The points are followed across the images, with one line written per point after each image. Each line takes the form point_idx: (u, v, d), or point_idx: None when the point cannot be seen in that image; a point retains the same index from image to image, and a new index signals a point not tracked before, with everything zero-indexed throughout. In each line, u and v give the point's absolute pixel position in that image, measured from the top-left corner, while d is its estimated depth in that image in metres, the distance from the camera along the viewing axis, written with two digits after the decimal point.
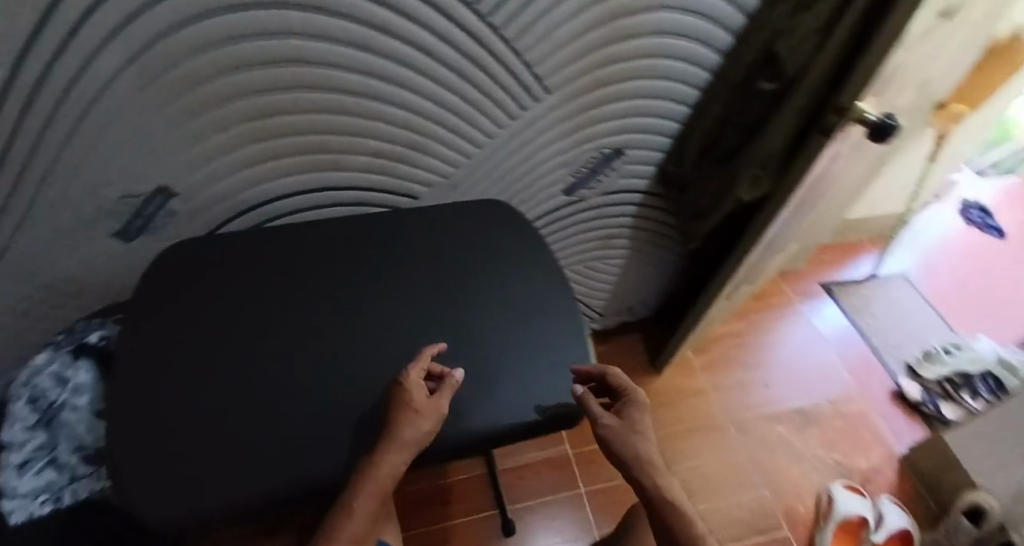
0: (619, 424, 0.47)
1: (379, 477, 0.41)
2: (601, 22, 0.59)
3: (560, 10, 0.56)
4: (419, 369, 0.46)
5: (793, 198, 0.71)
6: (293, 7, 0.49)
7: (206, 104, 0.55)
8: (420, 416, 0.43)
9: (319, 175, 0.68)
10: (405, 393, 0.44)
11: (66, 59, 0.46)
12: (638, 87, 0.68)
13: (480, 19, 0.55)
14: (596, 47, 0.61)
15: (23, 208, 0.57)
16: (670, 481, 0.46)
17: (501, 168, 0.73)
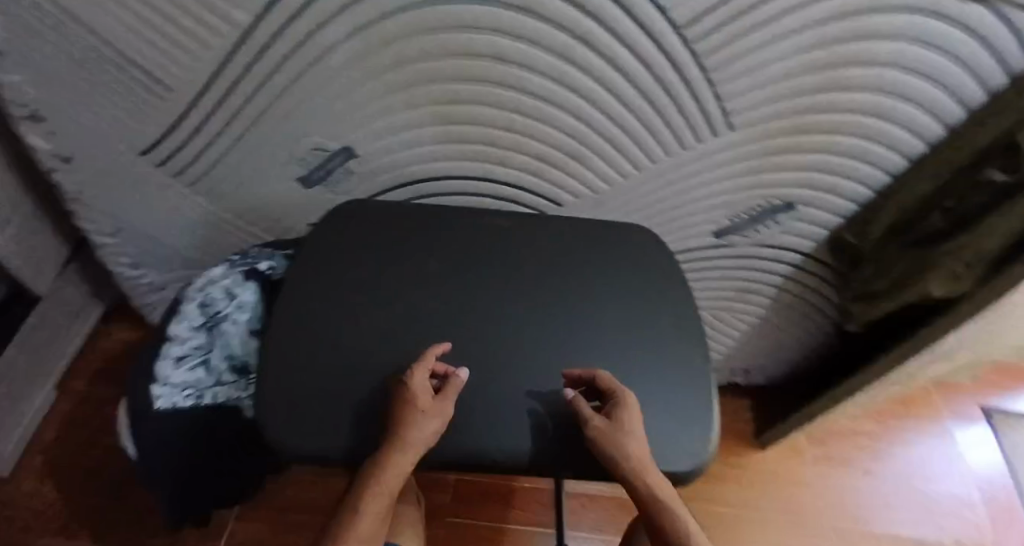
0: (608, 424, 0.44)
1: (386, 477, 0.42)
2: (807, 70, 0.55)
3: (765, 52, 0.53)
4: (425, 367, 0.46)
5: (989, 308, 0.61)
6: (507, 8, 0.51)
7: (404, 83, 0.60)
8: (429, 416, 0.44)
9: (481, 165, 0.71)
10: (412, 391, 0.45)
11: (306, 19, 0.52)
12: (829, 144, 0.63)
13: (682, 47, 0.53)
14: (793, 94, 0.57)
15: (237, 140, 0.66)
16: (663, 482, 0.43)
17: (655, 196, 0.71)
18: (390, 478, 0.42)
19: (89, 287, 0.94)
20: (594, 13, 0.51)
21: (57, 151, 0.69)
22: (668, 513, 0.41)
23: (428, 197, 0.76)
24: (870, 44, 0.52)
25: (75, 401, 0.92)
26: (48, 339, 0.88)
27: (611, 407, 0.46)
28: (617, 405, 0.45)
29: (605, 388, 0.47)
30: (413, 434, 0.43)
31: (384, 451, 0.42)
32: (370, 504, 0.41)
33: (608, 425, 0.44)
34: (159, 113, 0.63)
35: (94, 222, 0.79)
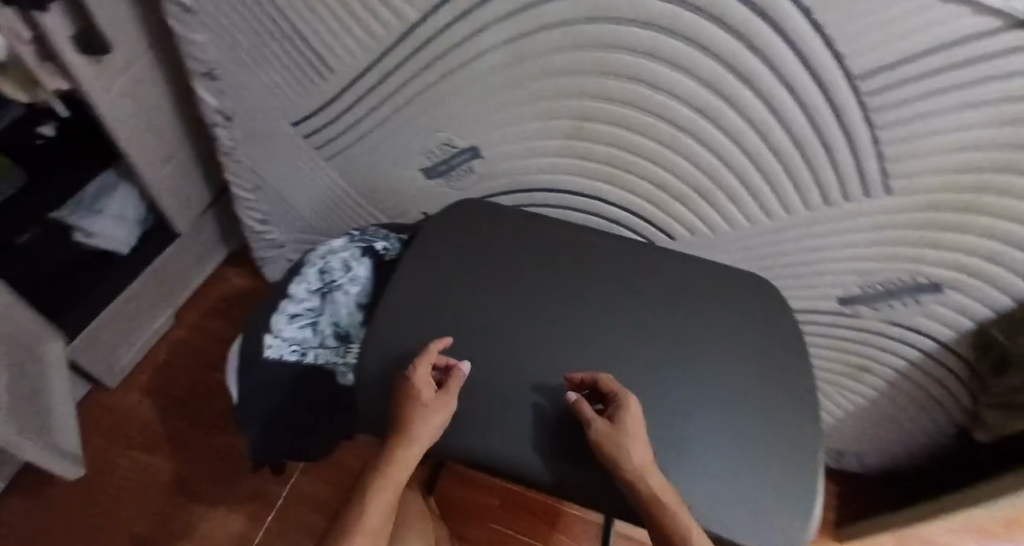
0: (608, 426, 0.44)
1: (394, 469, 0.47)
2: (988, 147, 0.48)
3: (941, 119, 0.47)
4: (427, 362, 0.49)
5: None
6: (669, 35, 0.50)
7: (546, 95, 0.61)
8: (432, 414, 0.47)
9: (603, 187, 0.70)
10: (415, 388, 0.48)
11: (468, 22, 0.55)
12: (997, 231, 0.55)
13: (853, 97, 0.47)
14: (963, 170, 0.50)
15: (376, 125, 0.71)
16: (664, 484, 0.43)
17: (783, 248, 0.67)
18: (396, 470, 0.47)
19: (219, 230, 1.03)
20: (760, 48, 0.47)
21: (221, 109, 0.76)
22: (668, 513, 0.42)
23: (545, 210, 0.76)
24: None
25: (186, 330, 1.00)
26: (177, 271, 0.96)
27: (612, 410, 0.46)
28: (618, 409, 0.45)
29: (609, 391, 0.47)
30: (417, 433, 0.46)
31: (389, 448, 0.46)
32: (379, 492, 0.46)
33: (609, 429, 0.44)
34: (316, 88, 0.69)
35: (237, 176, 0.86)
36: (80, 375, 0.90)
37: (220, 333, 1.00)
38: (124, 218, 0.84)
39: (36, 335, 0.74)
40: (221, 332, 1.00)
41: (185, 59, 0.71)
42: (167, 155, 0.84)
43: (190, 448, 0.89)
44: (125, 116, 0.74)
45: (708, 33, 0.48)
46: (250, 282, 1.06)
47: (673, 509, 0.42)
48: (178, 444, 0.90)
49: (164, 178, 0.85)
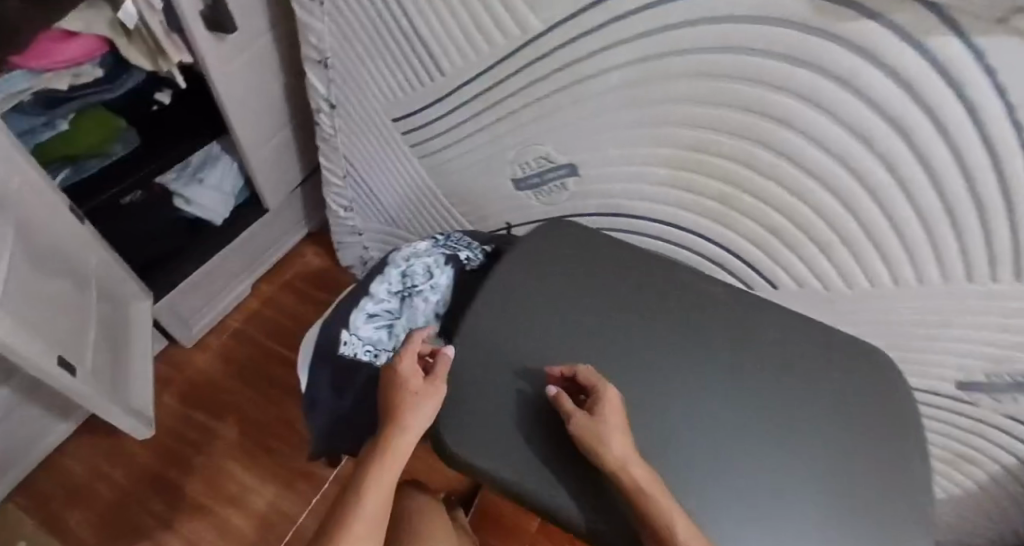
0: (586, 417, 0.46)
1: (388, 464, 0.47)
2: None
3: None
4: (413, 351, 0.51)
5: None
6: (818, 73, 0.46)
7: (663, 121, 0.58)
8: (422, 400, 0.49)
9: (707, 224, 0.66)
10: (403, 377, 0.50)
11: (588, 40, 0.55)
12: None
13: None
14: None
15: (478, 129, 0.70)
16: (647, 473, 0.44)
17: (902, 315, 0.61)
18: (387, 465, 0.47)
19: (304, 209, 1.05)
20: (920, 101, 0.42)
21: (327, 96, 0.80)
22: (650, 500, 0.42)
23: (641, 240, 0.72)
24: None
25: (260, 302, 1.02)
26: (261, 245, 0.99)
27: (590, 402, 0.48)
28: (596, 401, 0.47)
29: (588, 385, 0.49)
30: (408, 421, 0.48)
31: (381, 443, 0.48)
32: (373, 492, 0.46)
33: (587, 421, 0.46)
34: (424, 86, 0.70)
35: (330, 162, 0.88)
36: (158, 331, 0.93)
37: (291, 308, 1.02)
38: (223, 190, 0.87)
39: (124, 290, 0.78)
40: (292, 308, 1.02)
41: (303, 46, 0.75)
42: (271, 132, 0.87)
43: (248, 418, 0.91)
44: (240, 93, 0.77)
45: (862, 75, 0.44)
46: (325, 263, 1.07)
47: (657, 497, 0.42)
48: (237, 412, 0.91)
49: (263, 156, 0.87)
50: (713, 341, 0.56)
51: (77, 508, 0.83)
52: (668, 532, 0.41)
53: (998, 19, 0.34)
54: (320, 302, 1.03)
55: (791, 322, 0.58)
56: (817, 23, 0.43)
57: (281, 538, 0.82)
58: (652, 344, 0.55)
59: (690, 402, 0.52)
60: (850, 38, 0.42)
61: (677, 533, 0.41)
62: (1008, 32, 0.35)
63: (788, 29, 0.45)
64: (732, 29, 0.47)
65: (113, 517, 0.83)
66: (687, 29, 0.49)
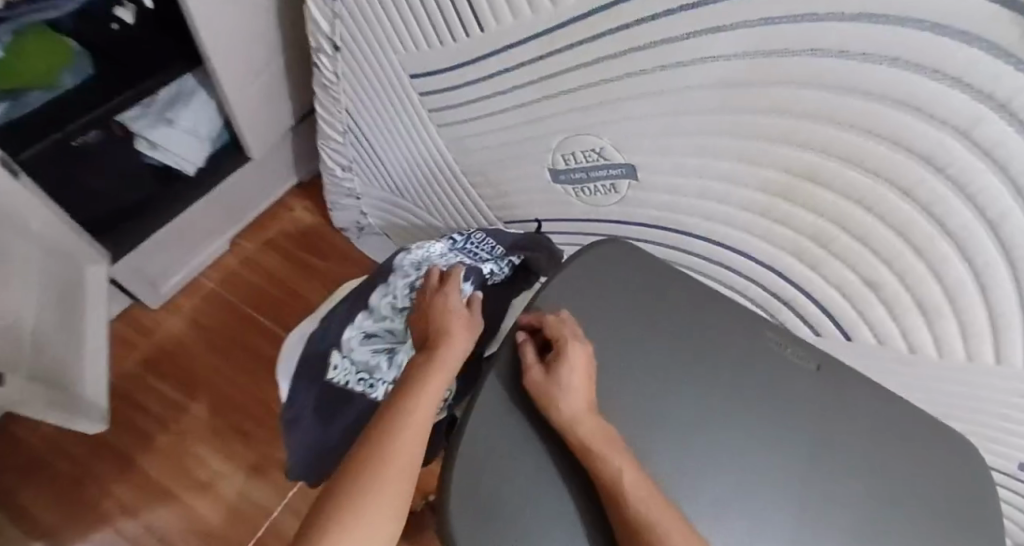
0: (541, 375, 0.44)
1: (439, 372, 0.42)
2: None
3: None
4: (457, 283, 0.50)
5: None
6: (1004, 116, 0.34)
7: (762, 134, 0.46)
8: (469, 324, 0.47)
9: (785, 259, 0.55)
10: (448, 303, 0.48)
11: (685, 19, 0.41)
12: None
13: None
14: None
15: (515, 104, 0.57)
16: (599, 431, 0.41)
17: (992, 391, 0.52)
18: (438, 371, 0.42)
19: (296, 157, 0.90)
20: None
21: (331, 36, 0.65)
22: (597, 461, 0.40)
23: (696, 266, 0.62)
24: None
25: (238, 261, 0.90)
26: (241, 199, 0.86)
27: (550, 356, 0.45)
28: (554, 355, 0.44)
29: (552, 337, 0.46)
30: (460, 345, 0.45)
31: (434, 363, 0.42)
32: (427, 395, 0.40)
33: (542, 377, 0.44)
34: (456, 43, 0.56)
35: (328, 111, 0.74)
36: (120, 290, 0.81)
37: (274, 270, 0.90)
38: (198, 134, 0.73)
39: (74, 250, 0.66)
40: (275, 270, 0.90)
41: None
42: (258, 68, 0.71)
43: (221, 396, 0.82)
44: (221, 20, 0.61)
45: None
46: (315, 221, 0.94)
47: (604, 454, 0.40)
48: (208, 386, 0.82)
49: (247, 99, 0.72)
50: (778, 413, 0.47)
51: (27, 481, 0.75)
52: (613, 493, 0.39)
53: None
54: (307, 266, 0.91)
55: (867, 398, 0.49)
56: None
57: (255, 532, 0.75)
58: (707, 412, 0.47)
59: (746, 490, 0.44)
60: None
61: (620, 494, 0.39)
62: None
63: (981, 52, 0.32)
64: (898, 35, 0.34)
65: (67, 495, 0.75)
66: (831, 25, 0.36)
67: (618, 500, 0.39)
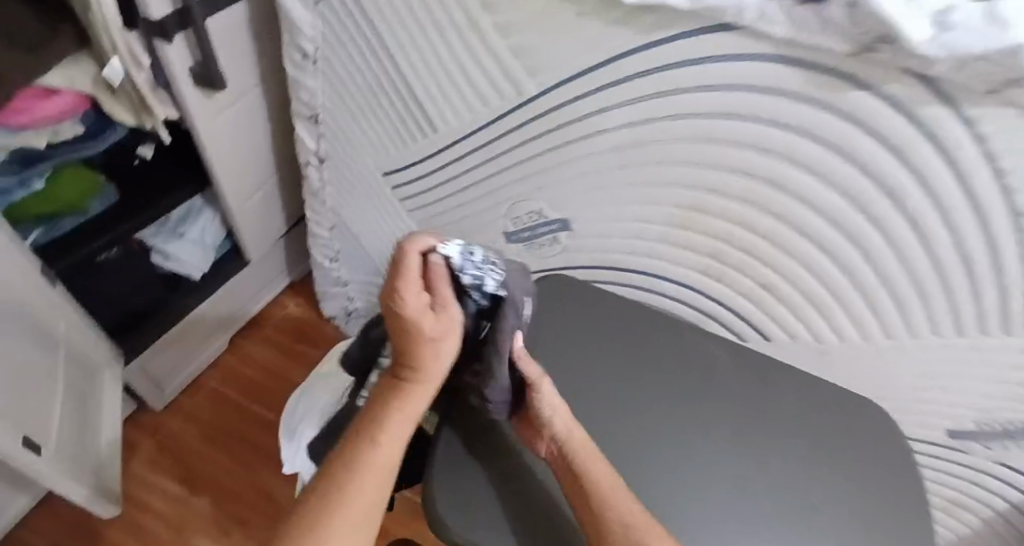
0: (547, 385, 0.47)
1: (402, 422, 0.45)
2: None
3: None
4: (410, 279, 0.41)
5: None
6: (807, 138, 0.48)
7: (655, 181, 0.60)
8: (439, 343, 0.44)
9: (700, 279, 0.66)
10: (410, 325, 0.42)
11: (582, 103, 0.56)
12: None
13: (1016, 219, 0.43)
14: None
15: (470, 184, 0.71)
16: (589, 449, 0.45)
17: (891, 368, 0.62)
18: (405, 410, 0.45)
19: (287, 260, 1.03)
20: (920, 171, 0.45)
21: (317, 151, 0.80)
22: (587, 465, 0.43)
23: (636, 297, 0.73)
24: None
25: (235, 359, 0.98)
26: (237, 301, 0.96)
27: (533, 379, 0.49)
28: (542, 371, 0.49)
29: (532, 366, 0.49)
30: (432, 368, 0.45)
31: (402, 396, 0.45)
32: (388, 444, 0.44)
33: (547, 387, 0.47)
34: (418, 143, 0.70)
35: (316, 213, 0.88)
36: (127, 392, 0.89)
37: (271, 364, 0.98)
38: (204, 243, 0.85)
39: (96, 358, 0.74)
40: (270, 364, 0.98)
41: (294, 101, 0.76)
42: (257, 183, 0.85)
43: (225, 488, 0.86)
44: (225, 147, 0.76)
45: (848, 141, 0.46)
46: (306, 315, 1.04)
47: (595, 471, 0.43)
48: (209, 479, 0.86)
49: (247, 208, 0.86)
50: None
51: None
52: (599, 511, 0.42)
53: (991, 91, 0.37)
54: (302, 355, 1.00)
55: None
56: (810, 90, 0.45)
57: None
58: None
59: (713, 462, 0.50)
60: (842, 104, 0.44)
61: (602, 511, 0.41)
62: (1001, 102, 0.37)
63: (775, 96, 0.47)
64: (727, 95, 0.49)
65: None
66: (678, 95, 0.51)
67: (603, 518, 0.41)
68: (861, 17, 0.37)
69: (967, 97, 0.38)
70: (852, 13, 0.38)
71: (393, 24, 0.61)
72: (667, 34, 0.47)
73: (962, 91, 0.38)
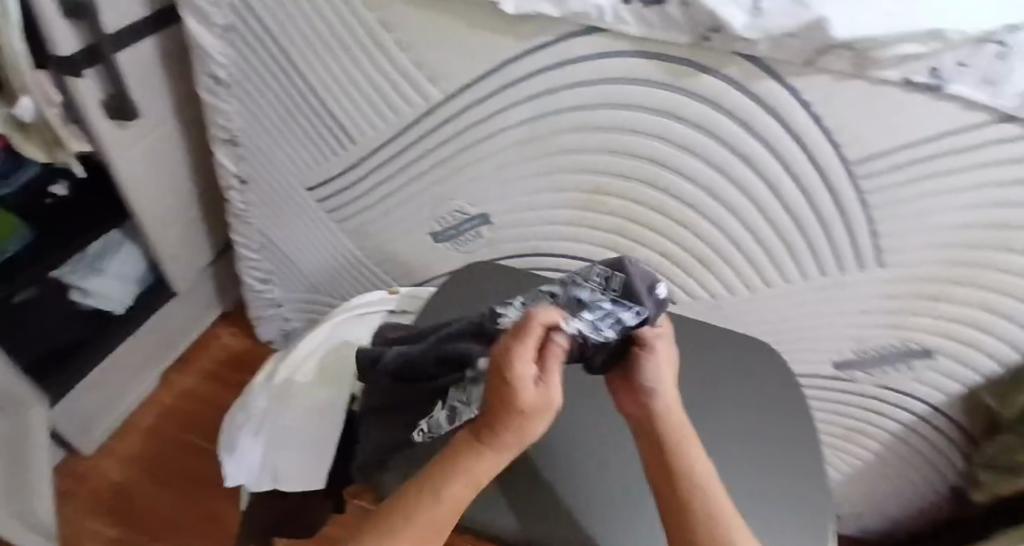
0: (662, 354, 0.41)
1: (462, 486, 0.34)
2: (954, 227, 0.54)
3: (904, 192, 0.53)
4: (529, 340, 0.32)
5: None
6: (673, 118, 0.56)
7: (558, 168, 0.66)
8: (534, 420, 0.32)
9: (609, 254, 0.73)
10: (505, 394, 0.31)
11: (484, 104, 0.63)
12: (991, 303, 0.59)
13: (844, 164, 0.53)
14: (940, 245, 0.56)
15: (390, 189, 0.75)
16: (689, 432, 0.40)
17: (777, 317, 0.70)
18: (462, 484, 0.34)
19: (214, 290, 1.03)
20: (762, 135, 0.54)
21: (238, 173, 0.82)
22: (681, 450, 0.38)
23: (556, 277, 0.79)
24: None
25: (171, 395, 0.97)
26: (166, 335, 0.96)
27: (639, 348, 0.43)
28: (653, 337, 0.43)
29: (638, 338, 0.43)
30: (511, 441, 0.33)
31: (462, 462, 0.34)
32: (427, 522, 0.33)
33: (665, 360, 0.41)
34: (336, 156, 0.74)
35: (243, 235, 0.89)
36: (56, 440, 0.86)
37: (208, 395, 0.97)
38: (125, 277, 0.85)
39: (20, 396, 0.72)
40: (208, 395, 0.97)
41: (210, 126, 0.78)
42: (178, 211, 0.86)
43: (172, 522, 0.84)
44: (143, 177, 0.77)
45: (704, 115, 0.55)
46: (240, 343, 1.04)
47: (691, 459, 0.38)
48: (153, 515, 0.84)
49: (170, 237, 0.86)
50: None
51: None
52: (682, 493, 0.37)
53: (806, 63, 0.46)
54: (239, 383, 0.99)
55: None
56: (666, 77, 0.53)
57: None
58: None
59: None
60: (696, 85, 0.53)
61: (689, 497, 0.37)
62: (815, 71, 0.47)
63: (641, 83, 0.55)
64: (603, 88, 0.57)
65: None
66: (564, 91, 0.59)
67: (686, 500, 0.37)
68: (694, 10, 0.46)
69: (789, 70, 0.48)
70: (687, 7, 0.46)
71: (302, 45, 0.65)
72: (546, 37, 0.55)
73: (784, 66, 0.48)
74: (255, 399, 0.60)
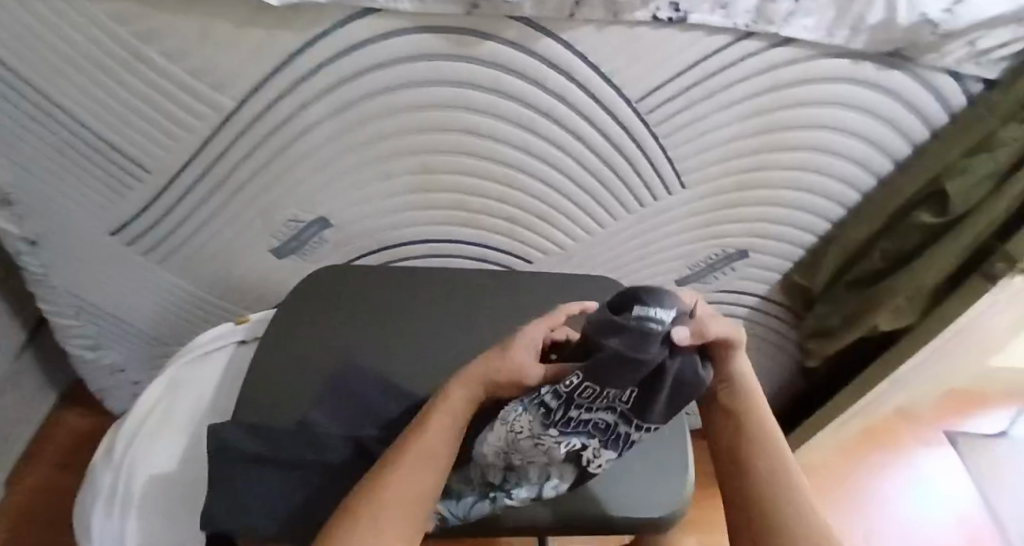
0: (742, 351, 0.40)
1: (431, 426, 0.35)
2: (734, 137, 0.61)
3: (687, 113, 0.58)
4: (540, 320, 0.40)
5: (948, 329, 0.65)
6: (472, 87, 0.57)
7: (379, 156, 0.65)
8: (507, 360, 0.36)
9: (454, 230, 0.74)
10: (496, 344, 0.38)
11: (283, 105, 0.59)
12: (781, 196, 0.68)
13: (628, 103, 0.57)
14: (727, 157, 0.63)
15: (209, 214, 0.70)
16: (768, 421, 0.39)
17: (618, 254, 0.75)
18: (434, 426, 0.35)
19: (42, 369, 0.91)
20: (551, 87, 0.56)
21: (24, 233, 0.72)
22: (754, 432, 0.38)
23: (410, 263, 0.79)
24: (801, 99, 0.58)
25: (23, 496, 0.86)
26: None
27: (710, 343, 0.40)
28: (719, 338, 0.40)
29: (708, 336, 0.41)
30: (475, 379, 0.36)
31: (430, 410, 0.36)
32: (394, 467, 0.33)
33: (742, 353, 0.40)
34: (137, 190, 0.68)
35: (55, 302, 0.79)
36: None
37: (70, 483, 0.88)
38: None
39: None
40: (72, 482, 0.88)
41: None
42: None
43: None
44: None
45: (499, 77, 0.56)
46: (95, 419, 0.95)
47: (758, 417, 0.39)
48: None
49: None
50: None
51: None
52: (747, 464, 0.37)
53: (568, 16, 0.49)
54: None
55: None
56: (450, 49, 0.54)
57: None
58: None
59: None
60: (483, 50, 0.54)
61: (750, 463, 0.37)
62: (580, 22, 0.50)
63: (431, 59, 0.55)
64: (397, 68, 0.56)
65: None
66: (360, 77, 0.57)
67: (750, 469, 0.36)
68: None
69: (556, 25, 0.51)
70: None
71: (51, 77, 0.57)
72: (323, 26, 0.52)
73: (551, 21, 0.50)
74: (99, 474, 0.54)
